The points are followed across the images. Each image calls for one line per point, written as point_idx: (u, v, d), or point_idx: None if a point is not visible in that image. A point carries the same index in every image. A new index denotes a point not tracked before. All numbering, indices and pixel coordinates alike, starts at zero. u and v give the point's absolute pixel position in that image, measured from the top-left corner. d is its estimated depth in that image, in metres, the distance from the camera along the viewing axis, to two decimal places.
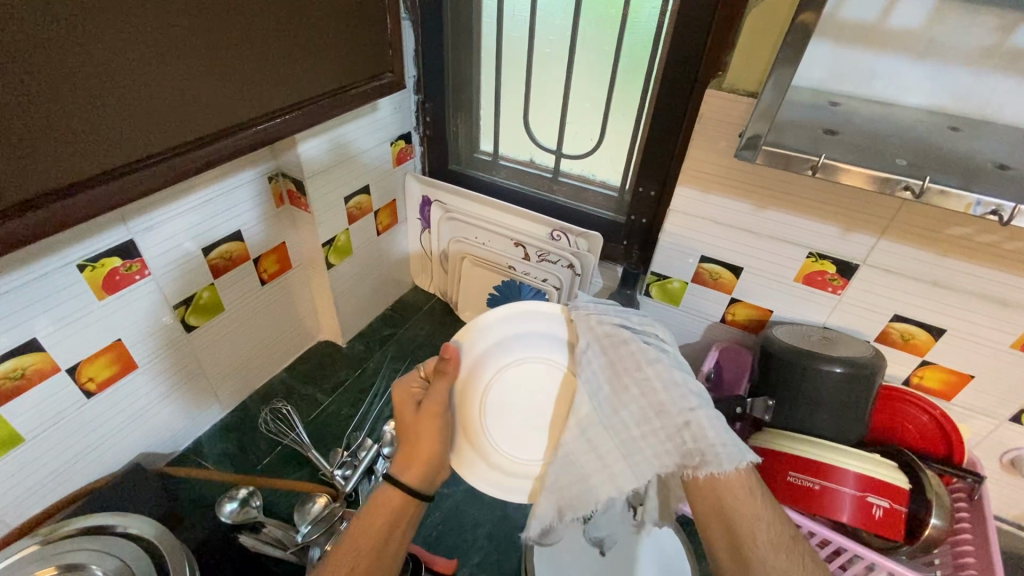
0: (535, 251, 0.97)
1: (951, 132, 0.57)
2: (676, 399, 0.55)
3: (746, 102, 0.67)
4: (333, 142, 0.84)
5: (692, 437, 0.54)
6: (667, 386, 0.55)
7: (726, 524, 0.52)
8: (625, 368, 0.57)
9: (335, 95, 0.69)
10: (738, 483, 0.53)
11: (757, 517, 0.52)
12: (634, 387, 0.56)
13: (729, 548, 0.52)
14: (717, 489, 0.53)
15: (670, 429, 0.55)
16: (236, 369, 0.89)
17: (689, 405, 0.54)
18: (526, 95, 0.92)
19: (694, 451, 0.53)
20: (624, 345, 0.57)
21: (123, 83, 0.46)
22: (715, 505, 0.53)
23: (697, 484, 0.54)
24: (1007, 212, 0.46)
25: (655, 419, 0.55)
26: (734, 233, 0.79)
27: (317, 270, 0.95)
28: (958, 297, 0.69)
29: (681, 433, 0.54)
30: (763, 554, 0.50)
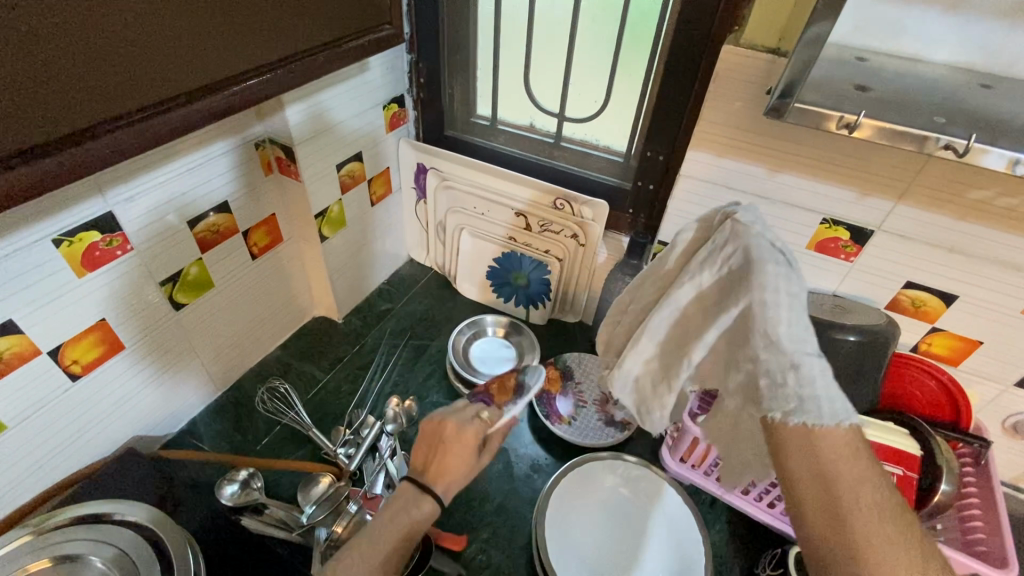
0: (536, 221, 0.94)
1: (982, 89, 0.54)
2: (796, 341, 0.45)
3: (765, 59, 0.64)
4: (322, 105, 0.79)
5: (797, 381, 0.43)
6: (793, 325, 0.45)
7: (822, 483, 0.42)
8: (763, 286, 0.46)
9: (329, 50, 0.63)
10: (844, 437, 0.43)
11: (864, 478, 0.42)
12: (761, 308, 0.46)
13: (822, 508, 0.41)
14: (815, 438, 0.43)
15: (772, 368, 0.45)
16: (230, 347, 0.86)
17: (809, 351, 0.45)
18: (526, 55, 0.87)
19: (795, 397, 0.43)
20: (769, 267, 0.47)
21: (105, 25, 0.42)
22: (810, 457, 0.43)
23: (788, 430, 0.44)
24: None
25: (758, 351, 0.46)
26: (746, 199, 0.76)
27: (309, 243, 0.91)
28: (973, 262, 0.68)
29: (786, 373, 0.44)
30: (867, 520, 0.40)
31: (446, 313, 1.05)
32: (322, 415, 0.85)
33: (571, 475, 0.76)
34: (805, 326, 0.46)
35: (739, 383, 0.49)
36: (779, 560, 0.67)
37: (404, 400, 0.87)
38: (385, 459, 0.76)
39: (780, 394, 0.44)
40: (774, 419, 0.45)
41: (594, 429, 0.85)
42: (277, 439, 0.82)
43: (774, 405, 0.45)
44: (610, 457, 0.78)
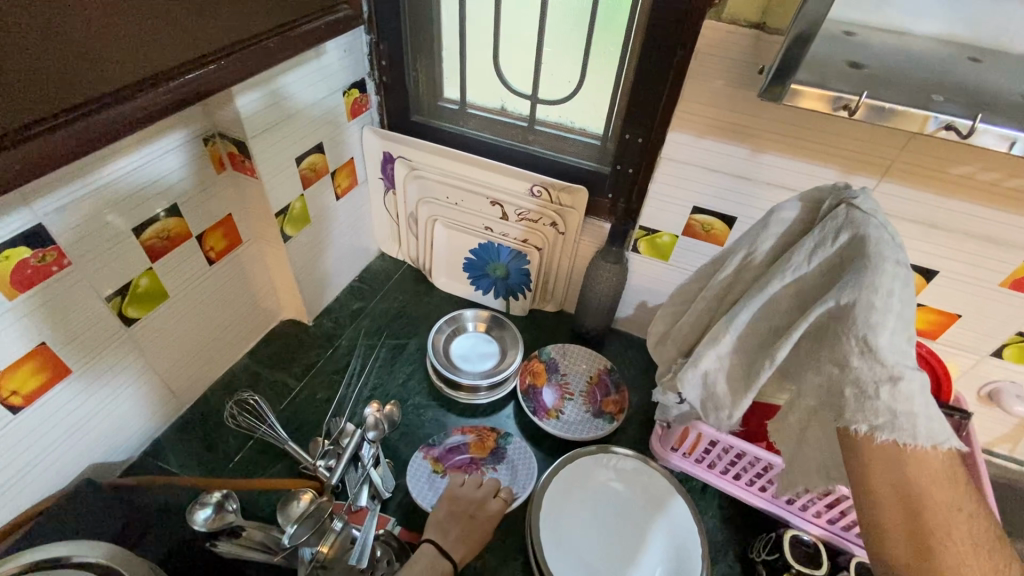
0: (513, 209, 0.90)
1: (971, 63, 0.53)
2: (898, 352, 0.44)
3: (750, 35, 0.61)
4: (276, 93, 0.73)
5: (891, 396, 0.43)
6: (896, 335, 0.44)
7: (908, 505, 0.42)
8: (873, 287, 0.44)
9: (282, 33, 0.58)
10: (940, 461, 0.43)
11: (957, 507, 0.41)
12: (863, 310, 0.44)
13: (904, 529, 0.42)
14: (909, 460, 0.43)
15: (863, 378, 0.44)
16: (191, 360, 0.80)
17: (911, 364, 0.43)
18: (495, 34, 0.82)
19: (887, 413, 0.43)
20: (887, 265, 0.45)
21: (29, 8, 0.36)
22: (898, 478, 0.43)
23: (878, 449, 0.44)
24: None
25: (849, 355, 0.45)
26: (729, 181, 0.74)
27: (271, 243, 0.85)
28: (953, 238, 0.68)
29: (880, 386, 0.43)
30: (955, 546, 0.40)
31: (423, 308, 1.01)
32: (298, 425, 0.81)
33: (562, 471, 0.74)
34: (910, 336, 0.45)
35: (820, 385, 0.49)
36: (773, 543, 0.67)
37: (385, 405, 0.84)
38: (368, 468, 0.72)
39: (868, 407, 0.44)
40: (860, 434, 0.45)
41: (581, 423, 0.83)
42: (251, 455, 0.77)
43: (859, 418, 0.44)
44: (600, 450, 0.77)
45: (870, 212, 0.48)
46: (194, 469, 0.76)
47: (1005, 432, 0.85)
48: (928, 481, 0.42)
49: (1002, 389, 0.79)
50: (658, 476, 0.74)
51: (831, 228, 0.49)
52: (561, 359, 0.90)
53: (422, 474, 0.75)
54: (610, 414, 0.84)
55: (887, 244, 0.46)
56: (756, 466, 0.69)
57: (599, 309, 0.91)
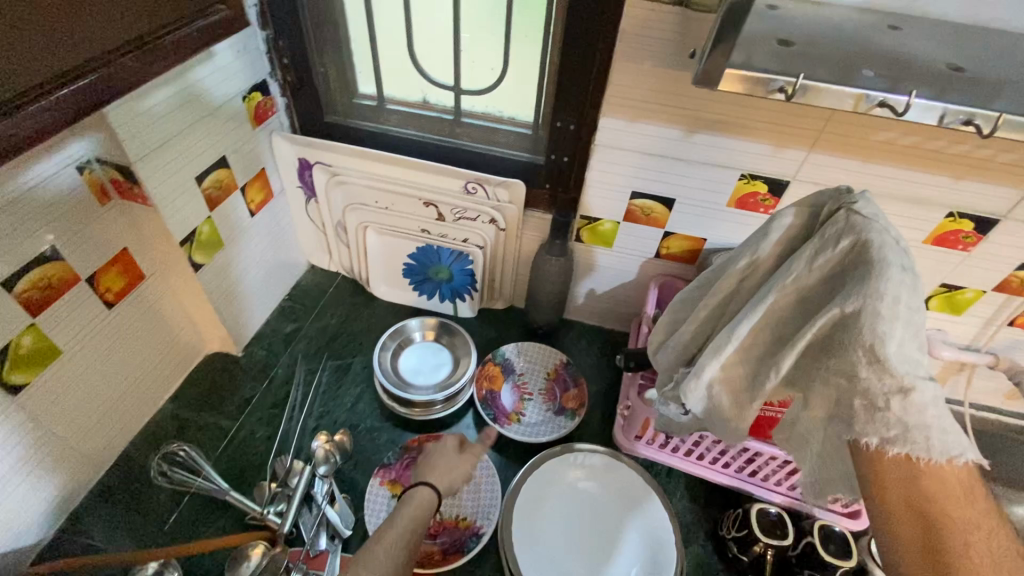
0: (448, 208, 0.85)
1: (890, 31, 0.53)
2: (907, 362, 0.44)
3: (674, 12, 0.58)
4: (159, 104, 0.63)
5: (903, 408, 0.43)
6: (904, 344, 0.44)
7: (926, 518, 0.44)
8: (879, 294, 0.44)
9: (145, 46, 0.49)
10: (956, 478, 0.45)
11: (976, 524, 0.43)
12: (869, 318, 0.44)
13: (922, 544, 0.43)
14: (926, 478, 0.45)
15: (874, 390, 0.45)
16: (102, 416, 0.71)
17: (921, 374, 0.44)
18: (408, 22, 0.75)
19: (899, 426, 0.44)
20: (892, 271, 0.44)
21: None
22: (917, 496, 0.44)
23: (892, 463, 0.46)
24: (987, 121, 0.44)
25: (858, 366, 0.45)
26: (665, 163, 0.72)
27: (180, 274, 0.76)
28: (880, 201, 0.70)
29: (891, 398, 0.44)
30: (974, 563, 0.41)
31: (364, 322, 0.94)
32: (239, 470, 0.74)
33: (532, 477, 0.72)
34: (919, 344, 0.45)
35: (826, 396, 0.49)
36: (741, 521, 0.68)
37: (334, 434, 0.78)
38: (323, 507, 0.68)
39: (879, 419, 0.45)
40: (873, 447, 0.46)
41: (543, 422, 0.81)
42: None
43: (870, 430, 0.45)
44: (565, 449, 0.75)
45: (870, 216, 0.47)
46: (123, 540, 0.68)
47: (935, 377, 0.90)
48: (942, 494, 0.44)
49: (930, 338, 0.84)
50: (629, 471, 0.73)
51: (833, 233, 0.48)
52: (517, 359, 0.88)
53: (380, 506, 0.71)
54: (571, 409, 0.82)
55: (891, 251, 0.45)
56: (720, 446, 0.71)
57: (549, 303, 0.88)
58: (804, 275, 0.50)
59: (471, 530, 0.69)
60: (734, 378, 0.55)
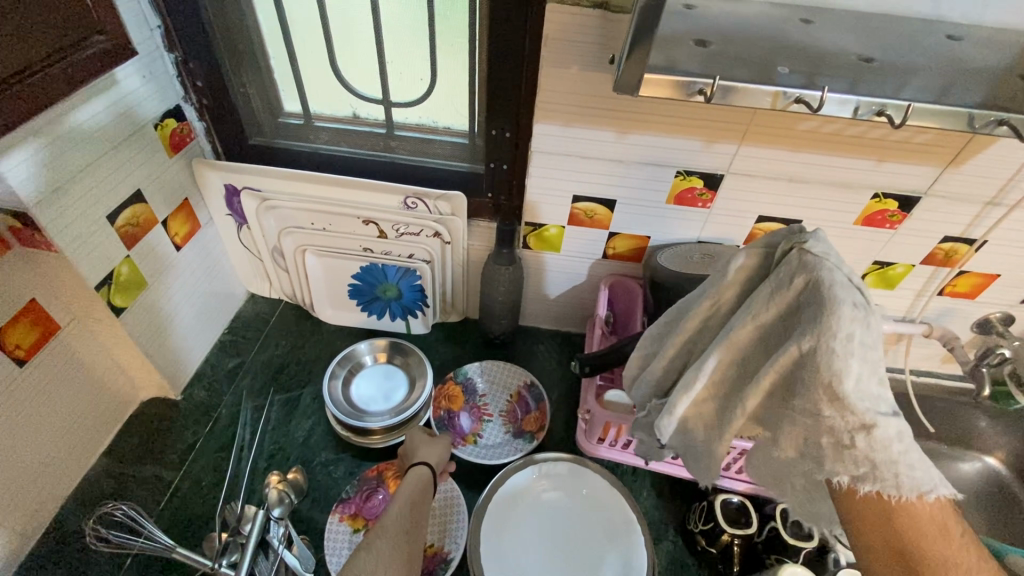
0: (389, 225, 0.82)
1: (803, 24, 0.54)
2: (871, 399, 0.42)
3: (595, 15, 0.58)
4: (59, 140, 0.59)
5: (868, 444, 0.43)
6: (864, 381, 0.42)
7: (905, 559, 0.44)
8: (834, 333, 0.41)
9: (12, 86, 0.46)
10: (930, 514, 0.45)
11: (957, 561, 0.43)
12: (828, 358, 0.41)
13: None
14: (897, 514, 0.45)
15: (838, 427, 0.43)
16: (23, 484, 0.65)
17: (884, 410, 0.42)
18: (327, 36, 0.72)
19: (867, 463, 0.43)
20: (845, 309, 0.41)
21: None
22: (890, 531, 0.45)
23: (864, 502, 0.46)
24: (898, 111, 0.44)
25: (821, 406, 0.43)
26: (603, 165, 0.72)
27: (102, 320, 0.70)
28: (810, 188, 0.72)
29: (855, 435, 0.43)
30: None
31: (312, 350, 0.91)
32: (187, 523, 0.69)
33: (498, 496, 0.71)
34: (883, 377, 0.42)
35: (795, 434, 0.47)
36: (707, 513, 0.68)
37: (287, 472, 0.74)
38: (281, 551, 0.64)
39: (847, 457, 0.44)
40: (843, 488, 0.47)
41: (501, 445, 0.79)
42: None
43: (840, 468, 0.45)
44: (529, 462, 0.74)
45: (823, 252, 0.43)
46: None
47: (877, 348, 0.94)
48: (918, 529, 0.44)
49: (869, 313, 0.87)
50: (595, 478, 0.73)
51: (785, 273, 0.44)
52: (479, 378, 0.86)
53: (342, 543, 0.67)
54: (530, 432, 0.81)
55: (845, 288, 0.42)
56: None
57: (501, 313, 0.87)
58: (762, 314, 0.46)
59: (440, 556, 0.66)
60: (705, 409, 0.53)
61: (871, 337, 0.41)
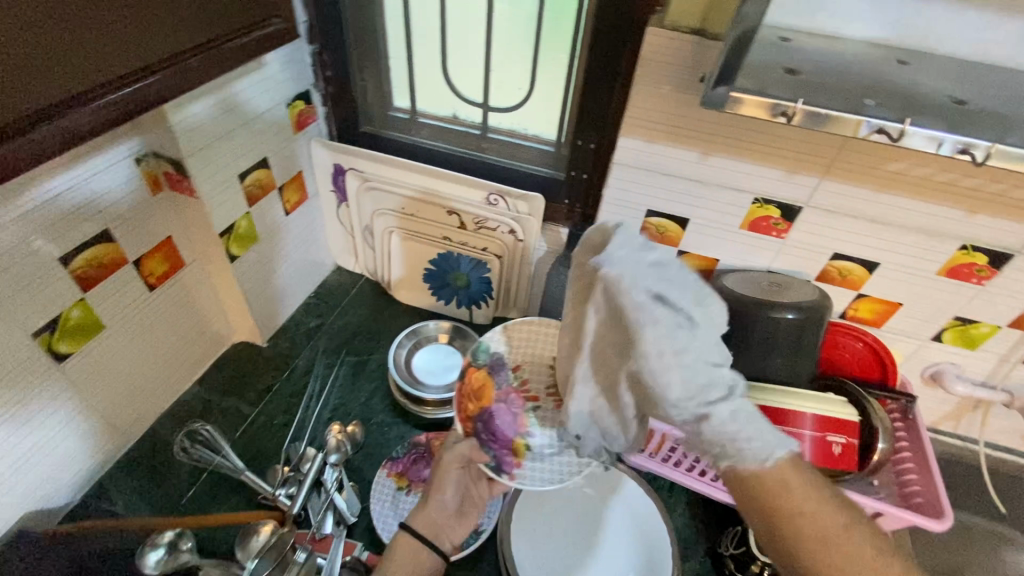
0: (469, 218, 0.89)
1: (900, 65, 0.55)
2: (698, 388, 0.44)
3: (692, 41, 0.62)
4: (216, 105, 0.70)
5: (709, 429, 0.45)
6: (687, 370, 0.43)
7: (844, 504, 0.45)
8: (643, 331, 0.43)
9: (209, 50, 0.56)
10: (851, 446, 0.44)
11: None
12: (650, 356, 0.43)
13: None
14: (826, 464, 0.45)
15: (681, 413, 0.45)
16: (134, 393, 0.76)
17: (712, 398, 0.45)
18: (443, 43, 0.81)
19: (718, 444, 0.45)
20: (674, 309, 0.44)
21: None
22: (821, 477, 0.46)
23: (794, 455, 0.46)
24: (981, 150, 0.45)
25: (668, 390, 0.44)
26: (681, 184, 0.75)
27: (218, 265, 0.81)
28: (892, 231, 0.71)
29: (694, 424, 0.46)
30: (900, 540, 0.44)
31: (383, 323, 0.98)
32: (256, 453, 0.78)
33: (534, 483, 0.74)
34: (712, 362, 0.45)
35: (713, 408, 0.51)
36: (740, 538, 0.68)
37: (346, 425, 0.81)
38: (332, 493, 0.71)
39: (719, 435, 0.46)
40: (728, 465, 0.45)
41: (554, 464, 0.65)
42: (207, 488, 0.74)
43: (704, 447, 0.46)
44: None
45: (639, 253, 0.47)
46: (143, 508, 0.72)
47: (950, 412, 0.89)
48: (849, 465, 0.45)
49: (944, 371, 0.83)
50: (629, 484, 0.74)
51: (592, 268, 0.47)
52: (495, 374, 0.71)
53: (385, 495, 0.74)
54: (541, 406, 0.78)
55: (666, 283, 0.45)
56: None
57: (561, 315, 0.91)
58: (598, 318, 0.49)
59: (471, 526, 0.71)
60: None
61: (673, 334, 0.43)
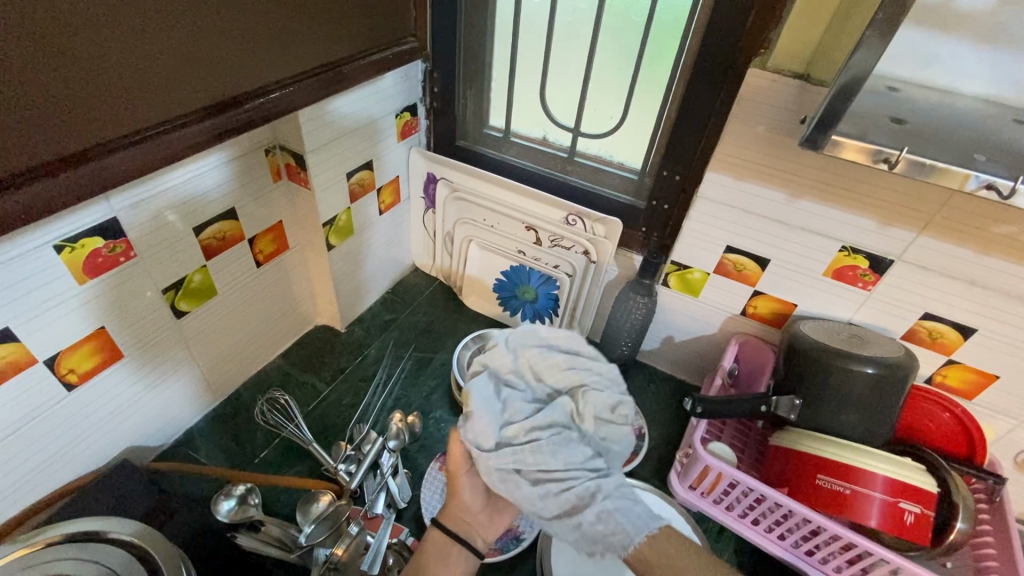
0: (546, 235, 0.92)
1: (1017, 125, 0.53)
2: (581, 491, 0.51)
3: (794, 84, 0.63)
4: (340, 111, 0.78)
5: (601, 523, 0.50)
6: (562, 457, 0.51)
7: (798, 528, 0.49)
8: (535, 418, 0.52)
9: (353, 62, 0.64)
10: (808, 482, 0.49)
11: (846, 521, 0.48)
12: (538, 449, 0.51)
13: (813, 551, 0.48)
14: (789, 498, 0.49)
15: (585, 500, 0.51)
16: (228, 356, 0.84)
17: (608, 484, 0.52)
18: (545, 70, 0.86)
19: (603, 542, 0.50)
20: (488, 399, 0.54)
21: (108, 38, 0.40)
22: None
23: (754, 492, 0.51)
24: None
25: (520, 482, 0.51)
26: (764, 223, 0.75)
27: (316, 251, 0.89)
28: (994, 297, 0.67)
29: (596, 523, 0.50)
30: None
31: (451, 325, 1.03)
32: (323, 428, 0.83)
33: None
34: (586, 461, 0.52)
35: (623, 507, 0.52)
36: None
37: (406, 415, 0.86)
38: (386, 477, 0.74)
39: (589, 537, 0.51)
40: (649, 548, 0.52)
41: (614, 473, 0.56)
42: (277, 452, 0.80)
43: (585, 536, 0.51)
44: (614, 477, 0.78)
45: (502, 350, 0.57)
46: (221, 461, 0.79)
47: None
48: None
49: None
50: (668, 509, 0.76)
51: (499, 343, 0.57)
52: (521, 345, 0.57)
53: (436, 487, 0.78)
54: None
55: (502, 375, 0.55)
56: (776, 513, 0.70)
57: (624, 340, 0.91)
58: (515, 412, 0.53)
59: (513, 533, 0.73)
60: None
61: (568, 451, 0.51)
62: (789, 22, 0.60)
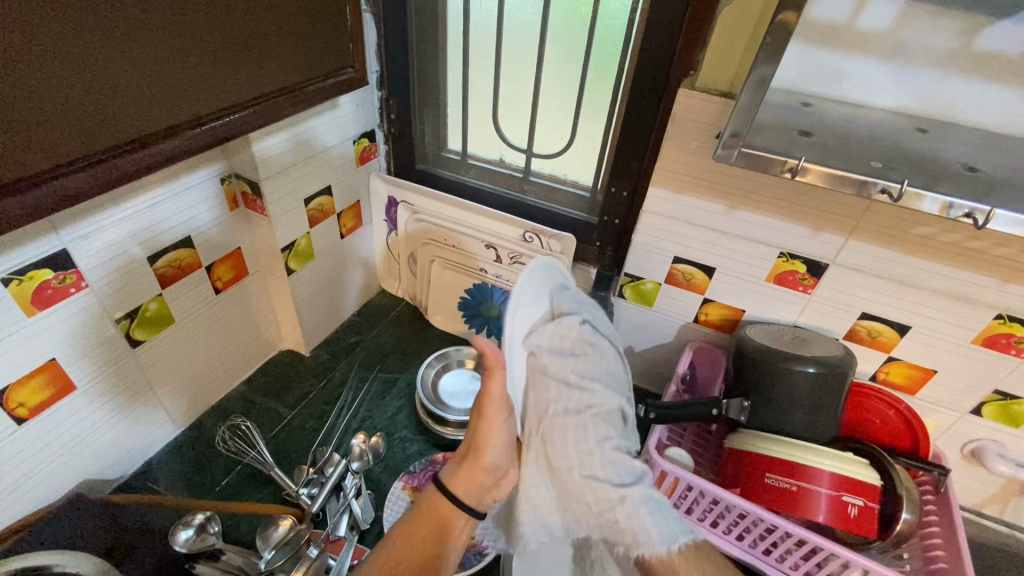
0: (506, 253, 0.95)
1: (919, 134, 0.57)
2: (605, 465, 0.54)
3: (719, 101, 0.67)
4: (290, 140, 0.79)
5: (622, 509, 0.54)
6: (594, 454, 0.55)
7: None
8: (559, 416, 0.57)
9: (291, 93, 0.66)
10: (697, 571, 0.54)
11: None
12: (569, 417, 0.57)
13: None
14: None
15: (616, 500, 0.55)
16: (190, 382, 0.84)
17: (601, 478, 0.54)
18: (495, 95, 0.89)
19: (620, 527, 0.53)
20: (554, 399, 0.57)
21: (27, 73, 0.41)
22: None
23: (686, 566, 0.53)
24: (981, 215, 0.46)
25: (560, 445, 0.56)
26: (707, 233, 0.78)
27: (276, 278, 0.90)
28: (923, 294, 0.70)
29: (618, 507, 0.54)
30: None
31: (418, 344, 1.05)
32: (286, 452, 0.84)
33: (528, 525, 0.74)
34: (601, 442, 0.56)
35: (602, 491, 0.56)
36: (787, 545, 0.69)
37: (370, 436, 0.87)
38: (350, 499, 0.75)
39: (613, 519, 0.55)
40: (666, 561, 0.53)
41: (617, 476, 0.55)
42: (237, 480, 0.81)
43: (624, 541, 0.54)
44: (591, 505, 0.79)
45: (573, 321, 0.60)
46: (181, 491, 0.79)
47: (993, 493, 0.85)
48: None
49: (984, 448, 0.80)
50: None
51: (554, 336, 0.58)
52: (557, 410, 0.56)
53: (398, 506, 0.78)
54: None
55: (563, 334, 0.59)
56: (732, 513, 0.71)
57: None
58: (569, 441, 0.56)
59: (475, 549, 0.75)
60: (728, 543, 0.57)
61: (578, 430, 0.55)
62: (712, 45, 0.65)
